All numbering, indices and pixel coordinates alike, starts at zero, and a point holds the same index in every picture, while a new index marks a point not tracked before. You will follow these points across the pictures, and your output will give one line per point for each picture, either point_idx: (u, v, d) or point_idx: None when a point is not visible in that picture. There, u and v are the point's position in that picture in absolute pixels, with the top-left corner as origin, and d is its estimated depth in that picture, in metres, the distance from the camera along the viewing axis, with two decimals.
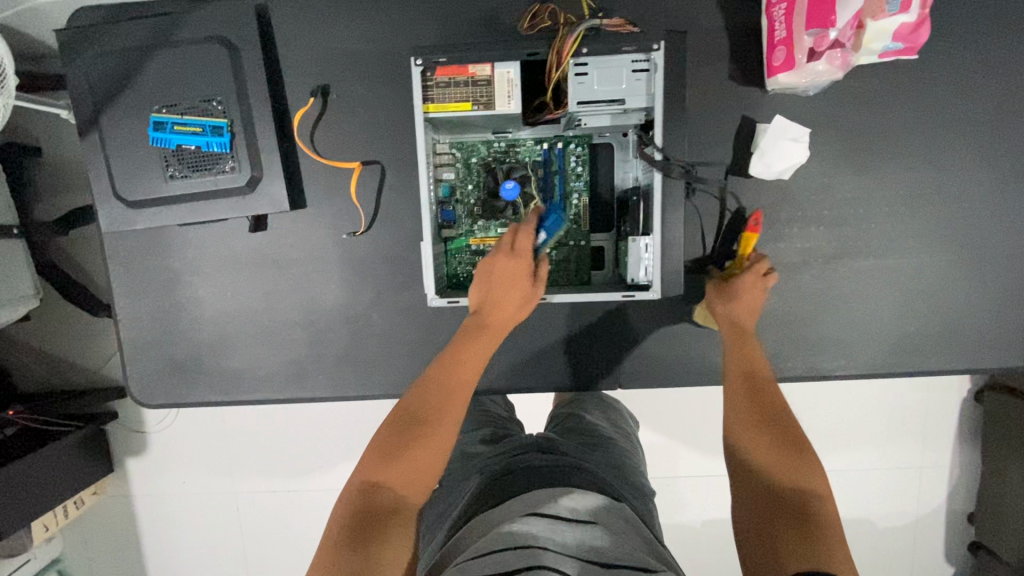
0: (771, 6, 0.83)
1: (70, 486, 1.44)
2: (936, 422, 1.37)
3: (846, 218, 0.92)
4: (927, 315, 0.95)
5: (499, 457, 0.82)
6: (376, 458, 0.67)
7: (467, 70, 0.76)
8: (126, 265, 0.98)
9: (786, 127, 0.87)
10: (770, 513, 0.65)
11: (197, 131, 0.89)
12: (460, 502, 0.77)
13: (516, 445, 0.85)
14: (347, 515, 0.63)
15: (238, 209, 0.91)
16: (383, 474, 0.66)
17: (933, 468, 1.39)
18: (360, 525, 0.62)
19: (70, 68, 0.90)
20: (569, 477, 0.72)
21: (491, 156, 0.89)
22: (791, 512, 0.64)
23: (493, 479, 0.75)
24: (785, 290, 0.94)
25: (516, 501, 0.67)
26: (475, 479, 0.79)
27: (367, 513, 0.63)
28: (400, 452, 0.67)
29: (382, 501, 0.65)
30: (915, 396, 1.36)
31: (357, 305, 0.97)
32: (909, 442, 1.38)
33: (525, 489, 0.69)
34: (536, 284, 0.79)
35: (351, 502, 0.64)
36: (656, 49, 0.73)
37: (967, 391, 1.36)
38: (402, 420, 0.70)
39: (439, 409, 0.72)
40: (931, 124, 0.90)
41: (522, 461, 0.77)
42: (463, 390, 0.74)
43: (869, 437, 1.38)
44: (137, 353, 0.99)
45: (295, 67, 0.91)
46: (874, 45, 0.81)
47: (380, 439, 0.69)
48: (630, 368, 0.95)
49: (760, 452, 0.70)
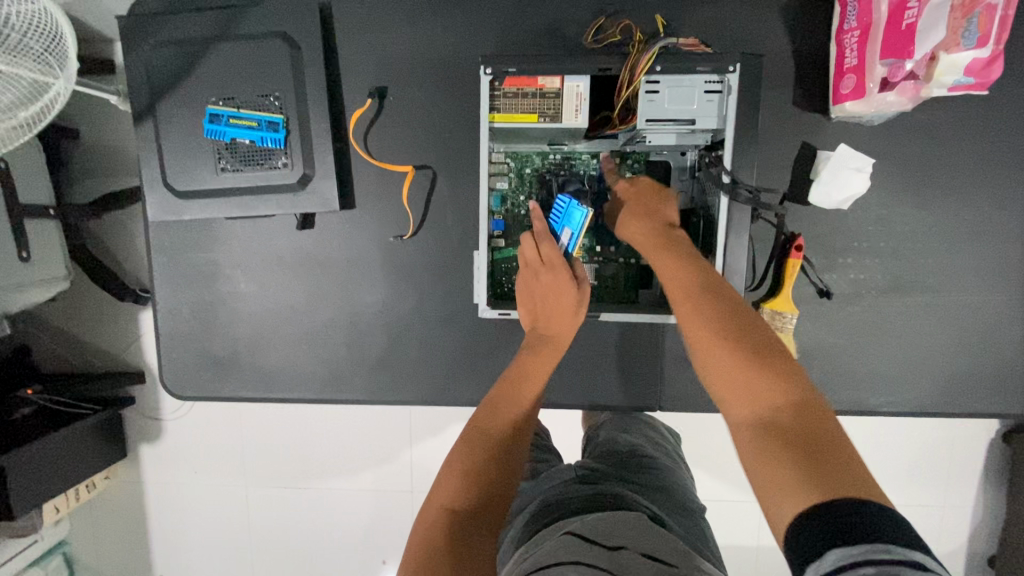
0: (841, 34, 0.82)
1: (85, 469, 1.44)
2: (963, 462, 1.34)
3: (903, 252, 0.90)
4: (977, 355, 0.92)
5: (542, 488, 0.80)
6: (450, 480, 0.66)
7: (536, 82, 0.75)
8: (168, 255, 0.97)
9: (850, 157, 0.85)
10: (767, 446, 0.53)
11: (252, 125, 0.88)
12: (512, 535, 0.75)
13: (557, 474, 0.82)
14: (430, 542, 0.61)
15: (287, 206, 0.90)
16: (460, 498, 0.65)
17: (958, 509, 1.36)
18: (445, 551, 0.59)
19: (129, 55, 0.90)
20: (610, 503, 0.69)
21: (545, 167, 0.87)
22: (791, 438, 0.53)
23: (538, 511, 0.73)
24: (835, 321, 0.92)
25: (552, 527, 0.66)
26: (520, 517, 0.77)
27: (447, 540, 0.61)
28: (474, 469, 0.67)
29: (459, 526, 0.62)
30: (944, 435, 1.33)
31: (397, 310, 0.96)
32: (935, 480, 1.35)
33: (563, 520, 0.67)
34: (581, 285, 0.81)
35: (430, 528, 0.63)
36: (731, 71, 0.72)
37: (997, 432, 1.33)
38: (474, 439, 0.71)
39: (511, 425, 0.73)
40: (996, 162, 0.88)
41: (561, 493, 0.74)
42: (530, 407, 0.76)
43: (894, 474, 1.35)
44: (172, 344, 0.99)
45: (354, 68, 0.91)
46: (946, 78, 0.77)
47: (453, 460, 0.69)
48: (670, 390, 0.94)
49: (736, 385, 0.59)
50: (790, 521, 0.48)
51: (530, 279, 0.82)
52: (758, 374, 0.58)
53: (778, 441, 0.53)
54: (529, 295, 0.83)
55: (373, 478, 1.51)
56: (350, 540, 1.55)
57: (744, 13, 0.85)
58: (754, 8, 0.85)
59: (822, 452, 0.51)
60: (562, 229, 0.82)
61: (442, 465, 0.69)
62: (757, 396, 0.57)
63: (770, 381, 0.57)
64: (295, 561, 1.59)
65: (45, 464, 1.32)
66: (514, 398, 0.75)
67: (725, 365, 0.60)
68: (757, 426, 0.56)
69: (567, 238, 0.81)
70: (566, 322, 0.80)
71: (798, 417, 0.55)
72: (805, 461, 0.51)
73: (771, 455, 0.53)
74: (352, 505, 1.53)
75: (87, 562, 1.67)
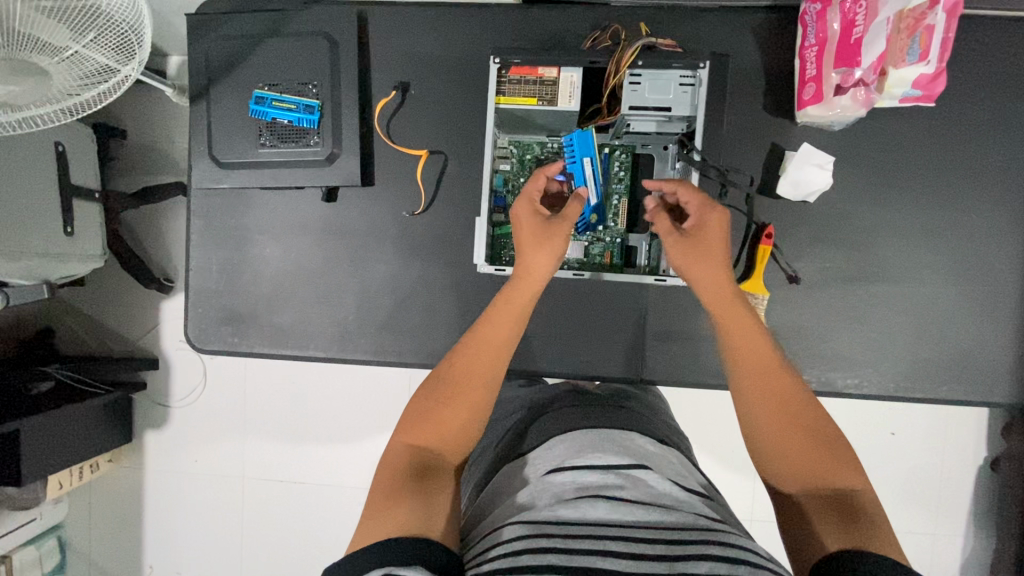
0: (802, 49, 0.93)
1: (88, 447, 1.49)
2: (944, 459, 1.43)
3: (866, 245, 1.00)
4: (940, 343, 1.00)
5: (538, 414, 0.93)
6: (418, 421, 0.74)
7: (537, 71, 0.89)
8: (203, 219, 1.09)
9: (813, 154, 0.96)
10: (816, 509, 0.68)
11: (292, 108, 1.01)
12: (507, 447, 0.89)
13: (554, 401, 0.95)
14: (395, 470, 0.70)
15: (315, 178, 1.03)
16: (424, 436, 0.74)
17: (934, 506, 1.44)
18: (414, 483, 0.68)
19: (191, 46, 1.05)
20: (616, 427, 0.84)
21: (544, 155, 1.00)
22: (834, 507, 0.68)
23: (540, 431, 0.87)
24: (804, 304, 1.01)
25: (560, 449, 0.79)
26: (518, 434, 0.91)
27: (415, 469, 0.70)
28: (433, 412, 0.74)
29: (425, 460, 0.72)
30: (922, 430, 1.43)
31: (405, 277, 1.06)
32: (914, 474, 1.44)
33: (569, 436, 0.82)
34: (556, 220, 0.84)
35: (399, 460, 0.71)
36: (702, 67, 0.86)
37: (974, 429, 1.42)
38: (436, 382, 0.77)
39: (475, 370, 0.77)
40: (948, 166, 0.98)
41: (561, 418, 0.88)
42: (497, 351, 0.78)
43: (876, 465, 1.45)
44: (199, 300, 1.09)
45: (382, 65, 1.05)
46: (895, 90, 0.90)
47: (416, 402, 0.76)
48: (652, 362, 1.03)
49: (793, 458, 0.71)
50: (824, 556, 0.63)
51: (530, 202, 0.85)
52: (813, 449, 0.71)
53: (823, 506, 0.68)
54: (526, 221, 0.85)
55: (368, 472, 1.56)
56: (338, 536, 1.58)
57: (720, 30, 0.98)
58: (729, 27, 0.98)
59: (857, 518, 0.66)
60: (583, 159, 0.92)
61: (405, 406, 0.77)
62: (809, 469, 0.70)
63: (824, 457, 0.70)
64: (284, 556, 1.61)
65: (52, 436, 1.38)
66: (479, 348, 0.78)
67: (775, 433, 0.72)
68: (805, 491, 0.70)
69: (589, 165, 0.92)
70: (559, 235, 0.83)
71: (841, 487, 0.69)
72: (843, 523, 0.66)
73: (818, 518, 0.67)
74: (345, 500, 1.57)
75: (81, 545, 1.71)
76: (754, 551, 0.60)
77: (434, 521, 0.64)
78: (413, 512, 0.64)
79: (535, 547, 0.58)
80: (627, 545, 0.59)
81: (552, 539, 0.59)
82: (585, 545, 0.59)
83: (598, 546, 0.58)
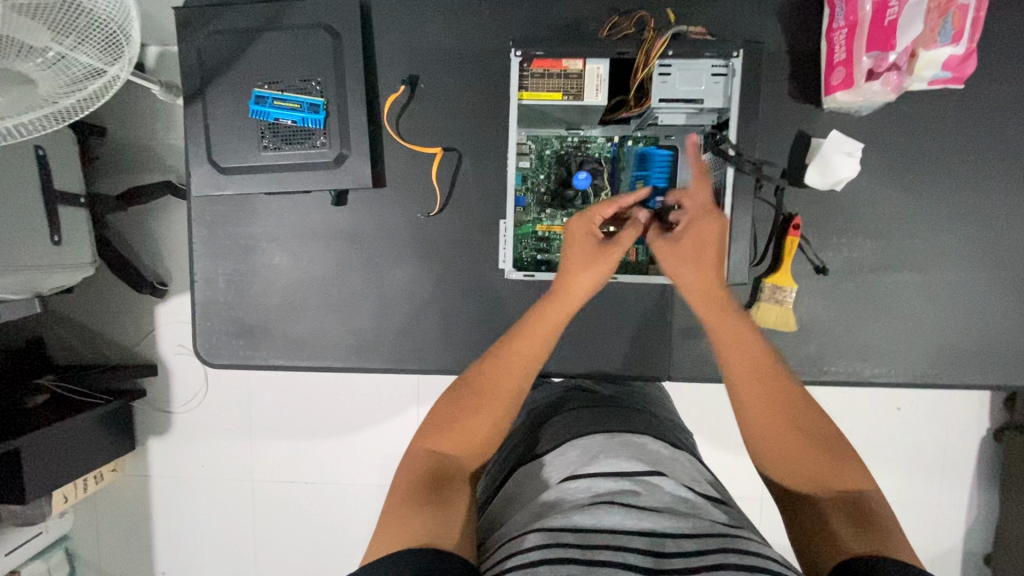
0: (832, 32, 0.91)
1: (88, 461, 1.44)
2: (957, 437, 1.45)
3: (893, 233, 0.98)
4: (967, 329, 0.99)
5: (544, 422, 0.92)
6: (438, 425, 0.73)
7: (561, 64, 0.85)
8: (205, 228, 1.04)
9: (842, 142, 0.93)
10: (825, 514, 0.67)
11: (295, 107, 0.96)
12: (517, 456, 0.87)
13: (564, 406, 0.94)
14: (412, 476, 0.68)
15: (324, 180, 0.97)
16: (444, 442, 0.72)
17: (948, 483, 1.46)
18: (431, 490, 0.66)
19: (181, 42, 0.98)
20: (630, 430, 0.83)
21: (563, 149, 0.96)
22: (846, 514, 0.66)
23: (551, 437, 0.85)
24: (831, 295, 0.99)
25: (569, 459, 0.78)
26: (525, 442, 0.89)
27: (434, 475, 0.68)
28: (457, 419, 0.73)
29: (444, 466, 0.70)
30: (936, 410, 1.44)
31: (422, 281, 1.02)
32: (928, 452, 1.46)
33: (580, 442, 0.80)
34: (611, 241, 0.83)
35: (417, 466, 0.69)
36: (735, 56, 0.82)
37: (987, 408, 1.43)
38: (460, 389, 0.75)
39: (500, 379, 0.75)
40: (976, 150, 0.96)
41: (573, 423, 0.86)
42: (524, 363, 0.76)
43: (891, 444, 1.46)
44: (207, 313, 1.04)
45: (389, 58, 0.99)
46: (925, 73, 0.87)
47: (439, 407, 0.74)
48: (678, 361, 1.01)
49: (798, 464, 0.70)
50: (835, 562, 0.62)
51: (589, 222, 0.84)
52: (821, 457, 0.70)
53: (834, 512, 0.67)
54: (580, 240, 0.84)
55: (384, 474, 1.54)
56: (354, 537, 1.57)
57: (744, 13, 0.94)
58: (753, 9, 0.94)
59: (870, 524, 0.64)
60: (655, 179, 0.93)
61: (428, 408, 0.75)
62: (818, 475, 0.69)
63: (831, 464, 0.69)
64: (300, 559, 1.60)
65: (50, 451, 1.33)
66: (502, 360, 0.76)
67: (776, 441, 0.71)
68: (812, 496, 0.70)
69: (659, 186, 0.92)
70: (609, 260, 0.81)
71: (849, 494, 0.68)
72: (853, 528, 0.64)
73: (828, 522, 0.66)
74: (361, 503, 1.56)
75: (89, 557, 1.68)
76: (770, 557, 0.58)
77: (450, 530, 0.62)
78: (431, 520, 0.62)
79: (552, 558, 0.56)
80: (645, 558, 0.57)
81: (570, 550, 0.58)
82: (604, 557, 0.57)
83: (617, 558, 0.56)
